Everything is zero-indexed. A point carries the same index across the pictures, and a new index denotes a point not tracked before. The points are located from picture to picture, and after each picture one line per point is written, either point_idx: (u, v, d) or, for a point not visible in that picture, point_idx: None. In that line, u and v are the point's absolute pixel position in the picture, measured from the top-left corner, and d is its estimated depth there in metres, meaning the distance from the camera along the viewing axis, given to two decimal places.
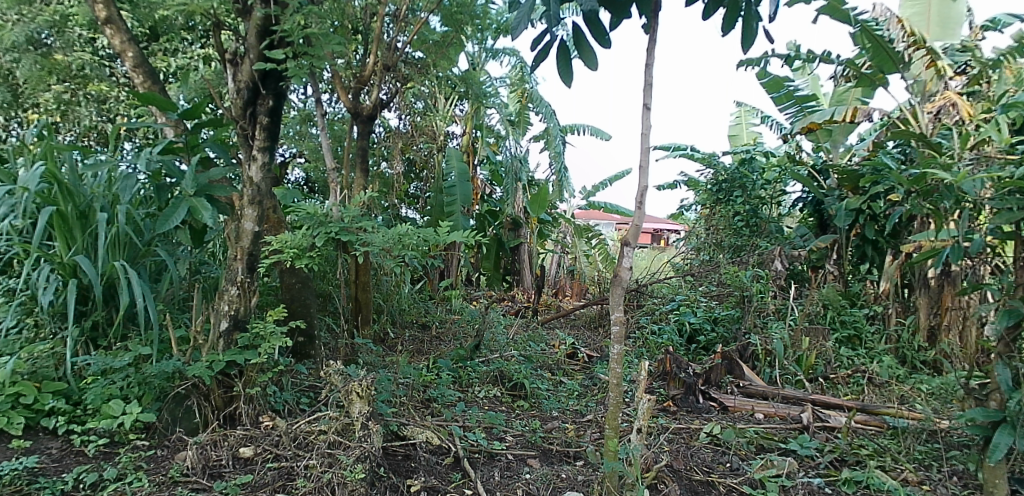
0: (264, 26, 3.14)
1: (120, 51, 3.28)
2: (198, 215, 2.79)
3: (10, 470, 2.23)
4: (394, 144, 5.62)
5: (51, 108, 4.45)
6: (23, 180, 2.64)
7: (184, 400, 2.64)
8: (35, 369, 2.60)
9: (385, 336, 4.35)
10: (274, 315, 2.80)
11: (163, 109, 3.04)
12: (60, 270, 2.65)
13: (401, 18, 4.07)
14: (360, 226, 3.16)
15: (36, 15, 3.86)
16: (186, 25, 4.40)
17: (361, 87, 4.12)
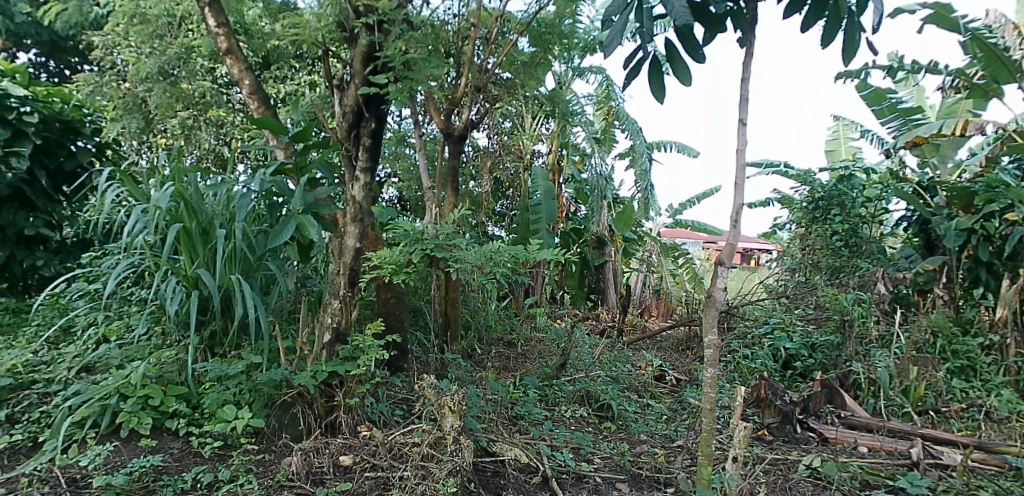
0: (369, 52, 3.31)
1: (238, 79, 3.55)
2: (305, 232, 2.98)
3: (139, 466, 2.37)
4: (483, 164, 5.71)
5: (176, 132, 4.72)
6: (156, 198, 2.86)
7: (290, 408, 2.77)
8: (162, 373, 2.76)
9: (473, 352, 4.36)
10: (373, 328, 2.93)
11: (276, 132, 3.25)
12: (185, 281, 2.85)
13: (492, 41, 4.17)
14: (453, 242, 3.25)
15: (167, 48, 4.39)
16: (294, 52, 4.70)
17: (453, 108, 4.24)
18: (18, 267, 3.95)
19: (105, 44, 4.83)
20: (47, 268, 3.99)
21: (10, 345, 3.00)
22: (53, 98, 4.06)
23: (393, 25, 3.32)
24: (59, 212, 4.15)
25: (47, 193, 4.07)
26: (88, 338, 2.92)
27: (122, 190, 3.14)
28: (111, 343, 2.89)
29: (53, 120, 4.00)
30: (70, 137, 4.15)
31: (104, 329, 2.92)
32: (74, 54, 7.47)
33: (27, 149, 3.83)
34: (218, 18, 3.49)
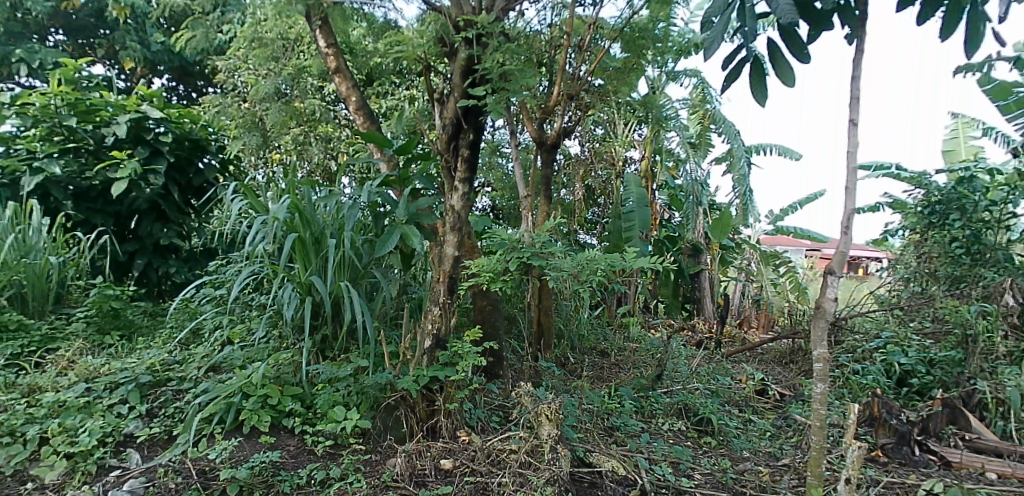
0: (467, 66, 3.38)
1: (345, 96, 3.77)
2: (409, 241, 3.11)
3: (260, 461, 2.50)
4: (574, 171, 5.73)
5: (289, 148, 5.04)
6: (274, 210, 3.08)
7: (393, 410, 2.88)
8: (279, 374, 2.93)
9: (566, 360, 4.30)
10: (471, 335, 2.99)
11: (381, 145, 3.44)
12: (299, 288, 3.03)
13: (585, 48, 4.16)
14: (549, 250, 3.26)
15: (281, 70, 4.67)
16: (394, 68, 4.92)
17: (546, 117, 4.25)
18: (154, 274, 4.31)
19: (227, 68, 5.24)
20: (179, 275, 4.35)
21: (148, 344, 3.29)
22: (184, 119, 4.43)
23: (491, 38, 3.37)
24: (189, 224, 4.50)
25: (179, 207, 4.45)
26: (215, 339, 3.16)
27: (245, 203, 3.39)
28: (235, 345, 3.11)
29: (185, 139, 4.40)
30: (198, 154, 4.52)
31: (228, 331, 3.15)
32: (200, 78, 8.07)
33: (163, 166, 4.21)
34: (328, 39, 3.76)
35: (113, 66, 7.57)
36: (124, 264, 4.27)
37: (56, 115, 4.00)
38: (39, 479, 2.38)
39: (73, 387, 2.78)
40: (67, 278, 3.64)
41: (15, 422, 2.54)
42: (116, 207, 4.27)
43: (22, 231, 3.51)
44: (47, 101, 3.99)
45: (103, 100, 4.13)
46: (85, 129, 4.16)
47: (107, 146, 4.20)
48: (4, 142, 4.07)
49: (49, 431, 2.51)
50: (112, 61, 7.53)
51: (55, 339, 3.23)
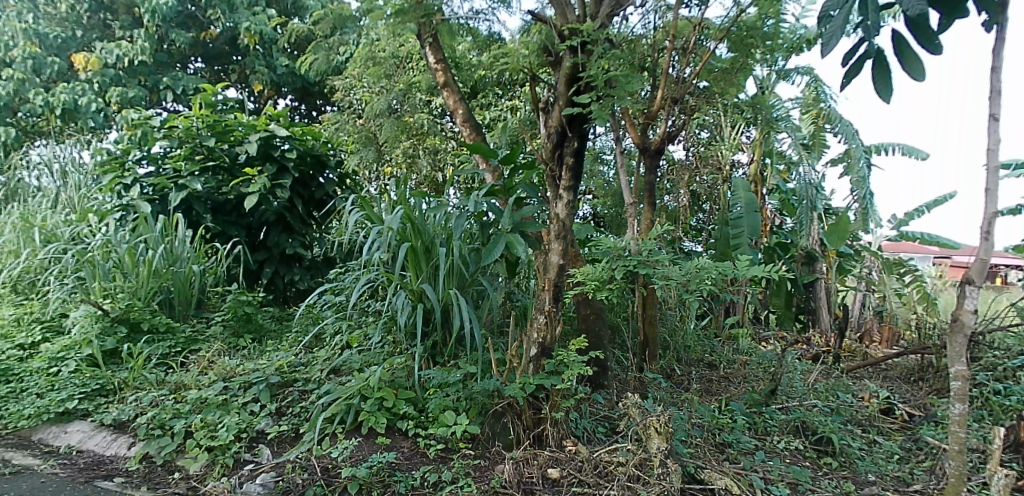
0: (573, 74, 3.33)
1: (453, 109, 3.90)
2: (514, 250, 3.16)
3: (377, 461, 2.61)
4: (679, 177, 5.61)
5: (400, 160, 5.28)
6: (388, 220, 3.24)
7: (501, 417, 2.90)
8: (394, 379, 3.06)
9: (672, 372, 4.17)
10: (577, 345, 2.97)
11: (486, 157, 3.53)
12: (411, 295, 3.18)
13: (689, 51, 4.05)
14: (656, 259, 3.21)
15: (394, 86, 4.96)
16: (498, 79, 5.04)
17: (649, 122, 4.14)
18: (281, 282, 4.64)
19: (345, 86, 5.55)
20: (302, 283, 4.65)
21: (277, 347, 3.54)
22: (306, 136, 4.69)
23: (596, 45, 3.31)
24: (311, 234, 4.81)
25: (302, 219, 4.76)
26: (335, 344, 3.36)
27: (361, 214, 3.60)
28: (353, 349, 3.29)
29: (307, 155, 4.69)
30: (320, 171, 4.84)
31: (348, 336, 3.33)
32: (320, 97, 8.58)
33: (289, 181, 4.53)
34: (436, 56, 3.92)
35: (244, 89, 8.20)
36: (255, 272, 4.62)
37: (196, 136, 4.37)
38: (186, 470, 2.62)
39: (213, 385, 3.03)
40: (207, 285, 4.00)
41: (165, 416, 2.80)
42: (248, 219, 4.66)
43: (170, 242, 3.87)
44: (190, 123, 4.38)
45: (236, 121, 4.45)
46: (221, 147, 4.52)
47: (239, 163, 4.55)
48: (155, 162, 4.48)
49: (193, 426, 2.75)
50: (243, 84, 8.16)
51: (197, 341, 3.54)
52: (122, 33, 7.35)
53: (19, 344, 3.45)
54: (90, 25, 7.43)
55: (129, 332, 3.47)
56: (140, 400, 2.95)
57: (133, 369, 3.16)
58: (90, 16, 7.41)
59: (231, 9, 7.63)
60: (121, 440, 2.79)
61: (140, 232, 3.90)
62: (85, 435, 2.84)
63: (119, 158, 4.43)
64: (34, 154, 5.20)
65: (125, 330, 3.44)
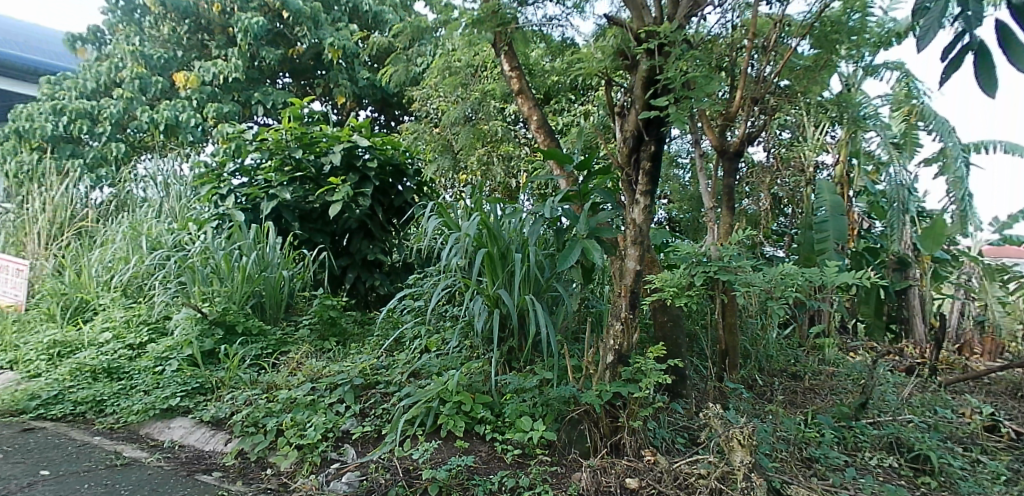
0: (649, 77, 3.24)
1: (527, 116, 3.93)
2: (590, 255, 3.15)
3: (456, 464, 2.63)
4: (759, 180, 5.43)
5: (475, 168, 5.37)
6: (465, 227, 3.30)
7: (578, 424, 2.89)
8: (472, 383, 3.10)
9: (753, 383, 4.05)
10: (655, 352, 2.94)
11: (561, 162, 3.52)
12: (487, 300, 3.22)
13: (770, 48, 3.90)
14: (739, 265, 3.11)
15: (470, 95, 5.01)
16: (571, 84, 5.07)
17: (728, 123, 4.01)
18: (363, 287, 4.81)
19: (422, 97, 5.77)
20: (383, 288, 4.80)
21: (360, 350, 3.67)
22: (386, 146, 4.91)
23: (673, 46, 3.22)
24: (391, 241, 5.00)
25: (382, 225, 4.97)
26: (415, 347, 3.45)
27: (439, 221, 3.70)
28: (432, 352, 3.37)
29: (387, 165, 4.90)
30: (399, 179, 5.05)
31: (426, 341, 3.42)
32: (398, 108, 8.84)
33: (370, 189, 4.74)
34: (511, 64, 3.97)
35: (328, 102, 8.53)
36: (339, 277, 4.80)
37: (285, 148, 4.60)
38: (277, 467, 2.74)
39: (301, 386, 3.17)
40: (295, 290, 4.19)
41: (258, 415, 2.95)
42: (332, 226, 4.83)
43: (261, 249, 4.09)
44: (279, 136, 4.61)
45: (321, 132, 4.68)
46: (308, 159, 4.73)
47: (325, 173, 4.75)
48: (247, 173, 4.71)
49: (284, 424, 2.88)
50: (327, 97, 8.49)
51: (286, 343, 3.71)
52: (218, 53, 7.83)
53: (129, 344, 3.72)
54: (190, 46, 7.98)
55: (225, 334, 3.67)
56: (235, 399, 3.12)
57: (229, 369, 3.35)
58: (189, 37, 7.94)
59: (316, 26, 8.01)
60: (218, 436, 2.95)
61: (235, 240, 4.16)
62: (186, 431, 3.02)
63: (216, 171, 4.71)
64: (141, 168, 5.61)
65: (221, 333, 3.64)
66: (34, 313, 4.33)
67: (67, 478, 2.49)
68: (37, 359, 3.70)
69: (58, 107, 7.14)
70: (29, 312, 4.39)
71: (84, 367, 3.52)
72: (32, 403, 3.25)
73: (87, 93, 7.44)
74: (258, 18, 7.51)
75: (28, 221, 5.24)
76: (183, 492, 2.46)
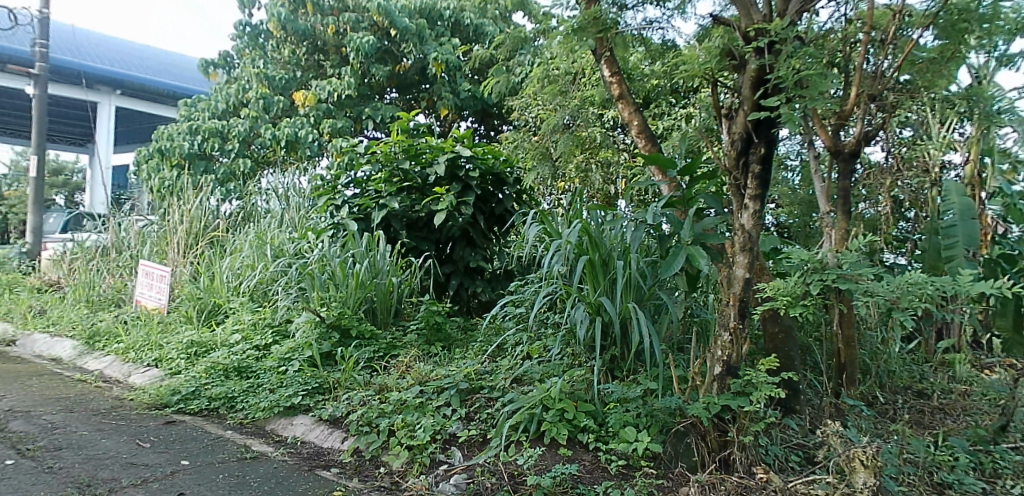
0: (759, 76, 3.08)
1: (628, 121, 3.88)
2: (695, 262, 3.05)
3: (560, 472, 2.62)
4: (877, 182, 5.10)
5: (574, 175, 5.40)
6: (567, 234, 3.32)
7: (684, 437, 2.82)
8: (574, 391, 3.10)
9: (874, 400, 3.79)
10: (766, 364, 2.83)
11: (664, 167, 3.44)
12: (588, 308, 3.20)
13: (888, 42, 3.65)
14: (860, 273, 2.94)
15: (569, 103, 4.99)
16: (671, 87, 5.00)
17: (842, 123, 3.79)
18: (465, 293, 4.96)
19: (522, 106, 5.88)
20: (485, 294, 4.92)
21: (464, 355, 3.77)
22: (488, 155, 4.98)
23: (786, 44, 3.04)
24: (492, 248, 5.11)
25: (483, 233, 5.08)
26: (517, 354, 3.51)
27: (540, 228, 3.75)
28: (534, 359, 3.41)
29: (488, 174, 4.99)
30: (499, 187, 5.13)
31: (528, 347, 3.46)
32: (498, 118, 9.02)
33: (472, 198, 4.88)
34: (611, 68, 3.89)
35: (432, 114, 8.83)
36: (443, 284, 4.97)
37: (394, 160, 4.83)
38: (389, 466, 2.85)
39: (411, 388, 3.30)
40: (403, 296, 4.37)
41: (371, 415, 3.10)
42: (437, 234, 5.02)
43: (372, 256, 4.31)
44: (389, 148, 4.84)
45: (427, 143, 4.86)
46: (415, 170, 4.92)
47: (430, 183, 4.93)
48: (359, 185, 4.97)
49: (395, 425, 3.01)
50: (431, 110, 8.79)
51: (396, 347, 3.88)
52: (332, 72, 8.31)
53: (256, 345, 4.01)
54: (308, 67, 8.48)
55: (340, 337, 3.87)
56: (351, 399, 3.30)
57: (344, 370, 3.53)
58: (307, 58, 8.47)
59: (421, 42, 8.36)
60: (335, 434, 3.12)
61: (348, 248, 4.41)
62: (306, 428, 3.21)
63: (331, 183, 4.99)
64: (265, 182, 6.05)
65: (338, 336, 3.85)
66: (175, 315, 4.75)
67: (204, 468, 2.71)
68: (178, 357, 4.06)
69: (194, 127, 8.03)
70: (171, 314, 4.82)
71: (218, 366, 3.83)
72: (174, 397, 3.56)
73: (219, 114, 8.19)
74: (369, 37, 7.90)
75: (170, 232, 5.77)
76: (305, 486, 2.61)
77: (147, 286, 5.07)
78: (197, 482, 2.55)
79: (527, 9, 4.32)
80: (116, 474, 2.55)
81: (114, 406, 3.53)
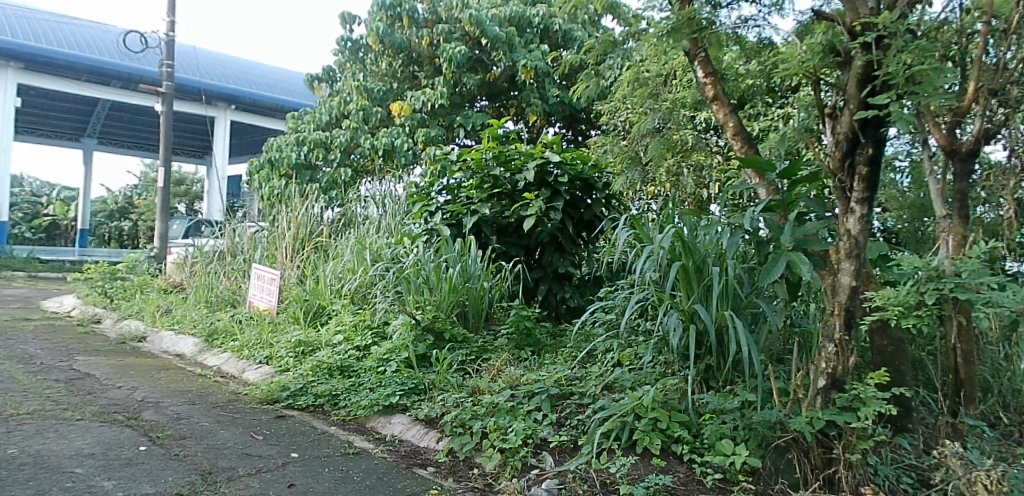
0: (866, 73, 2.93)
1: (723, 123, 3.72)
2: (797, 269, 2.91)
3: (654, 483, 2.59)
4: (1000, 183, 4.71)
5: (665, 179, 5.31)
6: (659, 239, 3.25)
7: (785, 453, 2.74)
8: (667, 400, 3.05)
9: (998, 421, 3.50)
10: (877, 379, 2.70)
11: (763, 170, 3.28)
12: (681, 315, 3.16)
13: (1013, 32, 3.38)
14: (981, 282, 2.75)
15: (660, 107, 4.94)
16: (768, 87, 4.82)
17: (958, 121, 3.53)
18: (554, 299, 5.01)
19: (611, 110, 5.86)
20: (573, 300, 4.98)
21: (554, 361, 3.80)
22: (577, 161, 4.98)
23: (895, 39, 2.88)
24: (581, 254, 5.13)
25: (572, 239, 5.11)
26: (608, 361, 3.50)
27: (631, 233, 3.74)
28: (625, 367, 3.38)
29: (577, 179, 4.99)
30: (587, 193, 5.13)
31: (619, 354, 3.44)
32: (586, 122, 9.02)
33: (561, 203, 4.90)
34: (706, 69, 3.72)
35: (521, 121, 8.91)
36: (532, 289, 5.04)
37: (486, 167, 4.93)
38: (482, 467, 2.91)
39: (502, 392, 3.36)
40: (494, 300, 4.46)
41: (465, 416, 3.18)
42: (526, 240, 5.12)
43: (464, 261, 4.44)
44: (480, 156, 4.94)
45: (517, 150, 4.90)
46: (505, 176, 5.01)
47: (519, 189, 5.03)
48: (451, 192, 5.12)
49: (488, 427, 3.07)
50: (520, 117, 8.88)
51: (487, 351, 3.98)
52: (426, 82, 8.60)
53: (357, 345, 4.21)
54: (403, 78, 8.81)
55: (435, 340, 4.02)
56: (445, 400, 3.40)
57: (439, 372, 3.66)
58: (403, 70, 8.80)
59: (511, 49, 8.49)
60: (431, 434, 3.22)
61: (442, 253, 4.55)
62: (403, 427, 3.33)
63: (424, 190, 5.16)
64: (363, 189, 6.33)
65: (432, 338, 3.99)
66: (284, 316, 5.06)
67: (311, 461, 2.87)
68: (287, 356, 4.32)
69: (301, 139, 8.56)
70: (280, 314, 5.14)
71: (323, 365, 4.04)
72: (284, 393, 3.79)
73: (323, 125, 8.66)
74: (461, 47, 8.09)
75: (279, 237, 6.16)
76: (403, 483, 2.71)
77: (259, 288, 5.46)
78: (305, 474, 2.71)
79: (618, 12, 4.29)
80: (234, 464, 2.75)
81: (231, 400, 3.80)
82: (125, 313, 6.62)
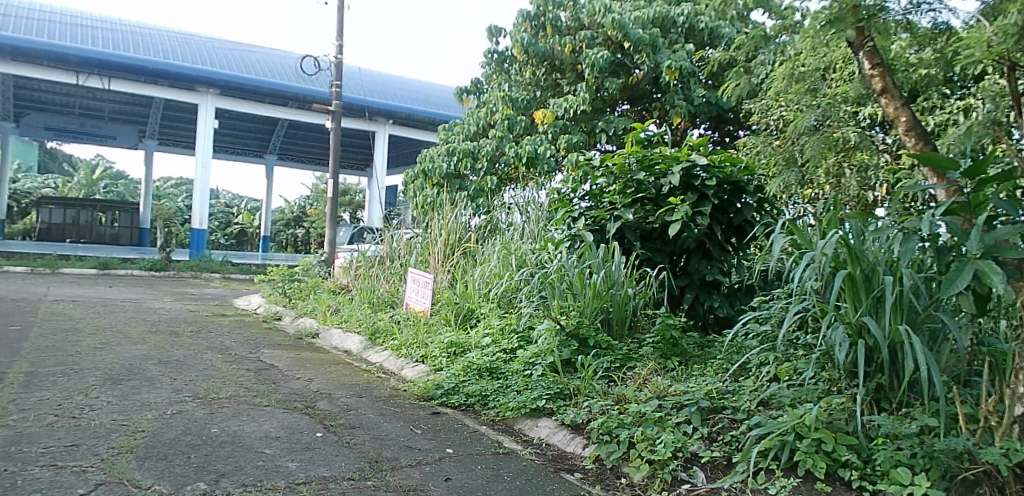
0: None
1: (893, 118, 3.43)
2: (987, 279, 2.60)
3: None
4: None
5: (826, 181, 4.97)
6: (821, 246, 3.03)
7: (974, 487, 2.49)
8: (832, 420, 2.83)
9: None
10: None
11: (944, 169, 2.93)
12: (849, 329, 2.97)
13: None
14: None
15: (818, 102, 4.64)
16: (947, 77, 4.36)
17: None
18: (701, 308, 4.86)
19: (763, 109, 5.60)
20: (722, 310, 4.81)
21: (703, 372, 3.69)
22: (725, 163, 4.84)
23: None
24: (730, 262, 4.98)
25: (721, 246, 4.97)
26: (763, 375, 3.35)
27: (789, 239, 3.51)
28: (783, 382, 3.23)
29: (726, 182, 4.86)
30: (736, 196, 4.97)
31: (776, 368, 3.29)
32: (734, 122, 8.68)
33: (708, 208, 4.77)
34: (872, 60, 3.44)
35: (665, 123, 8.72)
36: (677, 297, 4.93)
37: (629, 171, 4.84)
38: (630, 477, 2.89)
39: (650, 401, 3.32)
40: (639, 308, 4.43)
41: (611, 424, 3.17)
42: (671, 246, 5.04)
43: (608, 267, 4.44)
44: (624, 160, 4.82)
45: (660, 153, 4.77)
46: (649, 181, 4.94)
47: (664, 193, 4.94)
48: (594, 198, 5.14)
49: (635, 437, 3.04)
50: (664, 119, 8.69)
51: (632, 359, 3.95)
52: (568, 88, 8.70)
53: (504, 348, 4.36)
54: (546, 86, 8.99)
55: (579, 346, 4.05)
56: (591, 407, 3.42)
57: (584, 378, 3.70)
58: (546, 78, 8.96)
59: (654, 51, 8.34)
60: (577, 440, 3.26)
61: (586, 258, 4.61)
62: (550, 431, 3.40)
63: (567, 196, 5.21)
64: (507, 196, 6.51)
65: (577, 344, 4.03)
66: (437, 317, 5.34)
67: (465, 458, 3.01)
68: (440, 356, 4.56)
69: (451, 149, 9.02)
70: (433, 316, 5.43)
71: (473, 365, 4.22)
72: (438, 391, 4.00)
73: (471, 136, 9.12)
74: (603, 51, 8.06)
75: (432, 242, 6.52)
76: (553, 486, 2.77)
77: (415, 291, 5.82)
78: (460, 469, 2.85)
79: (771, 6, 4.07)
80: (397, 454, 2.96)
81: (393, 395, 4.08)
82: (300, 311, 7.32)
